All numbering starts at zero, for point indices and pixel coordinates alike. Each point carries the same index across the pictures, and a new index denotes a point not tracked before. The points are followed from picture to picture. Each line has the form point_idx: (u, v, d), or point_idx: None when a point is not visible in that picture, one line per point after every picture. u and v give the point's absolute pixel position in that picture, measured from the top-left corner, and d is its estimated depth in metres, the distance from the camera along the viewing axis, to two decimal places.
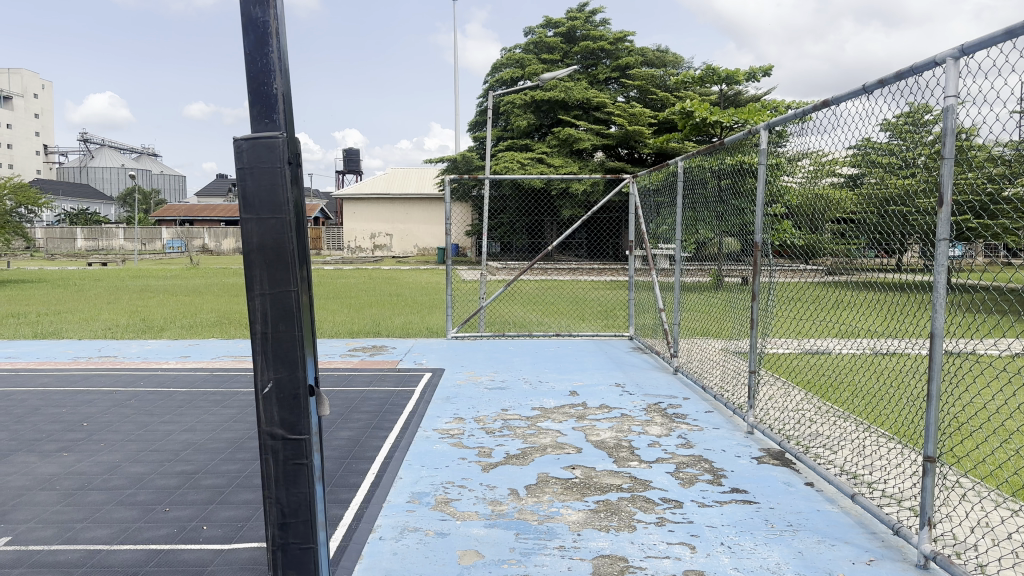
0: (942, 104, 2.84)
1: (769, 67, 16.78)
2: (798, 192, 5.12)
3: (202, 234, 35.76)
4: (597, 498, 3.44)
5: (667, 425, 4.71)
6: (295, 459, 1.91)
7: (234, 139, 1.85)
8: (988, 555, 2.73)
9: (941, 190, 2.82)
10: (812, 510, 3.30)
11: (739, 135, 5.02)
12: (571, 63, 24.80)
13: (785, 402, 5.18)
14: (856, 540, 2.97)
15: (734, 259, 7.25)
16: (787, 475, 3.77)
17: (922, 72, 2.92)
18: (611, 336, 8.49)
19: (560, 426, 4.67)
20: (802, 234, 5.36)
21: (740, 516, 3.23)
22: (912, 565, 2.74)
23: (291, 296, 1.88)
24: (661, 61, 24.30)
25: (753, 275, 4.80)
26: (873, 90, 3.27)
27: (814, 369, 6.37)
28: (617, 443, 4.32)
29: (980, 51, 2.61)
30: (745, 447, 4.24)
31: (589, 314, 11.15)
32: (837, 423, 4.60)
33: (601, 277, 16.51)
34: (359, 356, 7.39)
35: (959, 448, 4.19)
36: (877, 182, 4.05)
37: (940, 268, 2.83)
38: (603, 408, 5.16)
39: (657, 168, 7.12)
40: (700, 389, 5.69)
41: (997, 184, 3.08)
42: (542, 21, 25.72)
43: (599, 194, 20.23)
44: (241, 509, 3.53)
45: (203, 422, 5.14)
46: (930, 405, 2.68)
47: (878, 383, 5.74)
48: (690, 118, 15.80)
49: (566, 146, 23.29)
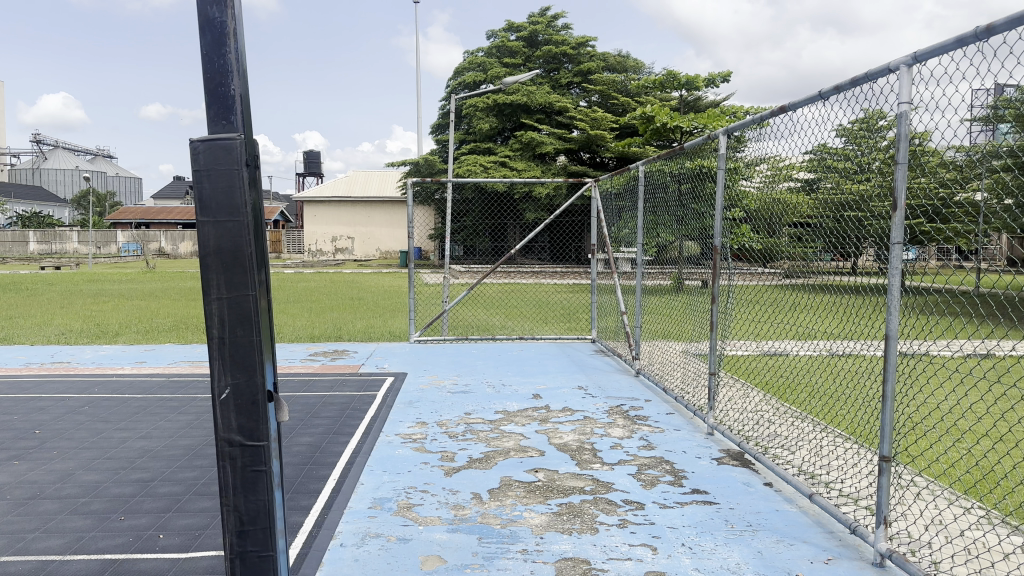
0: (895, 110, 2.91)
1: (727, 73, 17.05)
2: (756, 197, 5.19)
3: (159, 237, 35.06)
4: (560, 501, 3.44)
5: (629, 427, 4.75)
6: (253, 466, 1.88)
7: (191, 140, 1.81)
8: (942, 553, 2.80)
9: (895, 195, 2.89)
10: (771, 509, 3.35)
11: (699, 140, 5.08)
12: (533, 67, 24.92)
13: (744, 403, 5.25)
14: (813, 539, 3.01)
15: (694, 262, 7.33)
16: (746, 475, 3.82)
17: (876, 79, 2.99)
18: (573, 338, 8.52)
19: (524, 429, 4.67)
20: (760, 238, 5.45)
21: (700, 516, 3.26)
22: (868, 564, 2.79)
23: (249, 300, 1.85)
24: (622, 67, 24.55)
25: (713, 278, 4.85)
26: (829, 97, 3.34)
27: (772, 370, 6.48)
28: (580, 445, 4.33)
29: (932, 59, 2.68)
30: (705, 448, 4.29)
31: (552, 317, 11.19)
32: (794, 423, 4.68)
33: (563, 280, 16.58)
34: (320, 361, 7.31)
35: (913, 448, 4.30)
36: (833, 187, 4.13)
37: (894, 271, 2.90)
38: (566, 411, 5.18)
39: (618, 172, 7.18)
40: (662, 391, 5.73)
41: (949, 189, 3.17)
42: (504, 25, 25.80)
43: (562, 197, 20.33)
44: (200, 517, 3.47)
45: (160, 429, 5.03)
46: (886, 405, 2.73)
47: (835, 384, 5.86)
48: (651, 122, 15.97)
49: (529, 149, 23.36)
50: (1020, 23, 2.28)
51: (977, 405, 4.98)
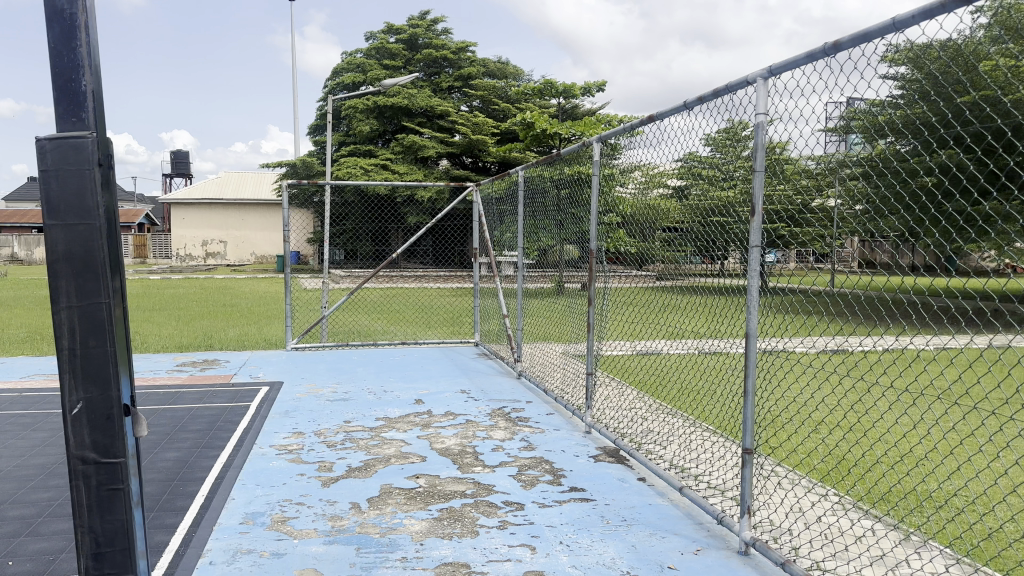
0: (754, 121, 3.08)
1: (602, 82, 17.58)
2: (632, 202, 5.36)
3: (8, 240, 32.38)
4: (440, 506, 3.43)
5: (510, 429, 4.80)
6: (108, 485, 1.76)
7: (36, 138, 1.68)
8: (800, 538, 2.99)
9: (754, 200, 3.06)
10: (644, 504, 3.47)
11: (576, 147, 5.20)
12: (413, 70, 24.80)
13: (621, 401, 5.42)
14: (683, 531, 3.15)
15: (573, 265, 7.51)
16: (621, 471, 3.94)
17: (736, 91, 3.16)
18: (455, 343, 8.52)
19: (404, 435, 4.63)
20: (634, 242, 5.64)
21: (578, 514, 3.34)
22: (734, 552, 2.94)
23: (102, 309, 1.74)
24: (502, 72, 24.86)
25: (590, 281, 4.97)
26: (694, 107, 3.50)
27: (646, 369, 6.73)
28: (461, 449, 4.33)
29: (785, 72, 2.86)
30: (583, 446, 4.39)
31: (434, 321, 11.15)
32: (667, 419, 4.87)
33: (446, 284, 16.58)
34: (189, 371, 6.96)
35: (773, 440, 4.59)
36: (702, 194, 4.33)
37: (754, 273, 3.07)
38: (447, 415, 5.17)
39: (497, 176, 7.25)
40: (542, 392, 5.83)
41: (806, 196, 3.39)
42: (383, 27, 25.58)
43: (444, 201, 20.32)
44: (53, 541, 3.22)
45: (7, 449, 4.64)
46: (748, 400, 2.89)
47: (703, 380, 6.15)
48: (531, 128, 16.27)
49: (410, 153, 23.21)
50: (864, 41, 2.48)
51: (829, 399, 5.37)
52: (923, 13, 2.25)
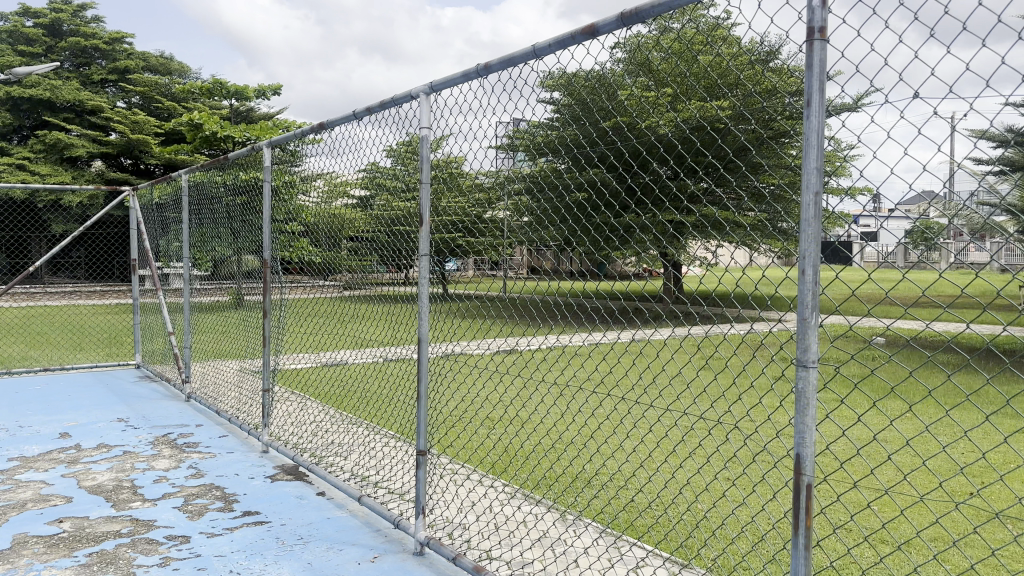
0: (418, 134, 3.18)
1: (279, 88, 17.14)
2: (312, 211, 5.26)
3: None
4: (88, 551, 3.03)
5: (177, 456, 4.41)
6: None
7: None
8: (472, 532, 3.16)
9: (421, 211, 3.16)
10: (322, 518, 3.40)
11: (247, 153, 4.97)
12: (57, 59, 21.89)
13: (302, 416, 5.28)
14: (361, 540, 3.14)
15: (247, 277, 7.17)
16: (300, 488, 3.83)
17: (400, 104, 3.24)
18: (112, 366, 7.64)
19: (45, 476, 4.01)
20: (315, 252, 5.54)
21: (251, 538, 3.16)
22: (410, 554, 3.00)
23: None
24: (166, 70, 23.03)
25: (265, 293, 4.76)
26: (364, 117, 3.54)
27: (328, 382, 6.67)
28: (117, 484, 3.87)
29: (445, 89, 3.01)
30: (260, 466, 4.19)
31: (84, 343, 9.88)
32: (349, 429, 4.86)
33: (103, 301, 14.84)
34: None
35: (449, 441, 4.85)
36: (383, 204, 4.41)
37: (423, 281, 3.16)
38: (101, 448, 4.59)
39: (159, 180, 6.67)
40: (215, 413, 5.46)
41: (479, 208, 3.61)
42: (17, 7, 22.25)
43: (99, 207, 18.19)
44: None
45: None
46: (420, 404, 2.97)
47: (384, 389, 6.26)
48: (200, 130, 15.46)
49: (55, 152, 20.41)
50: (509, 65, 2.69)
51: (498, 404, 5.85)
52: (557, 42, 2.50)
